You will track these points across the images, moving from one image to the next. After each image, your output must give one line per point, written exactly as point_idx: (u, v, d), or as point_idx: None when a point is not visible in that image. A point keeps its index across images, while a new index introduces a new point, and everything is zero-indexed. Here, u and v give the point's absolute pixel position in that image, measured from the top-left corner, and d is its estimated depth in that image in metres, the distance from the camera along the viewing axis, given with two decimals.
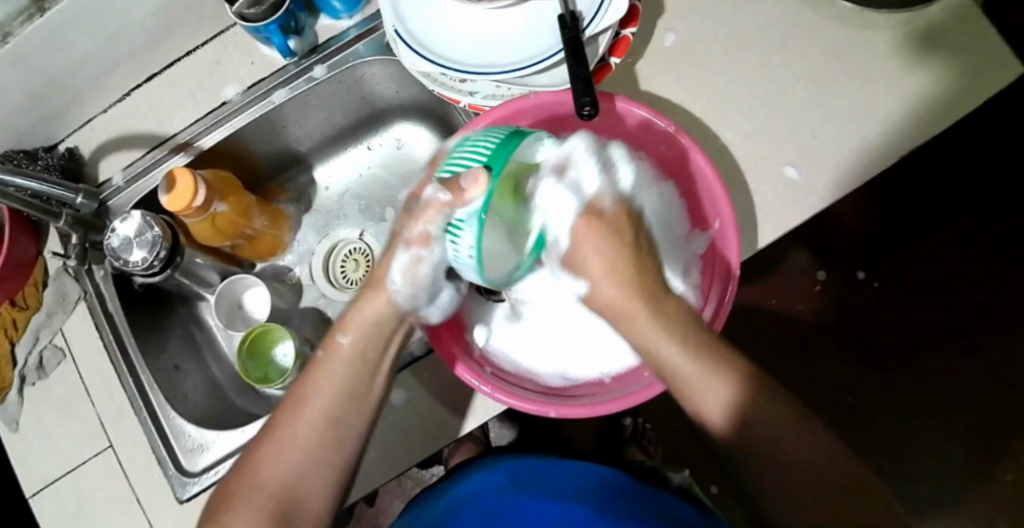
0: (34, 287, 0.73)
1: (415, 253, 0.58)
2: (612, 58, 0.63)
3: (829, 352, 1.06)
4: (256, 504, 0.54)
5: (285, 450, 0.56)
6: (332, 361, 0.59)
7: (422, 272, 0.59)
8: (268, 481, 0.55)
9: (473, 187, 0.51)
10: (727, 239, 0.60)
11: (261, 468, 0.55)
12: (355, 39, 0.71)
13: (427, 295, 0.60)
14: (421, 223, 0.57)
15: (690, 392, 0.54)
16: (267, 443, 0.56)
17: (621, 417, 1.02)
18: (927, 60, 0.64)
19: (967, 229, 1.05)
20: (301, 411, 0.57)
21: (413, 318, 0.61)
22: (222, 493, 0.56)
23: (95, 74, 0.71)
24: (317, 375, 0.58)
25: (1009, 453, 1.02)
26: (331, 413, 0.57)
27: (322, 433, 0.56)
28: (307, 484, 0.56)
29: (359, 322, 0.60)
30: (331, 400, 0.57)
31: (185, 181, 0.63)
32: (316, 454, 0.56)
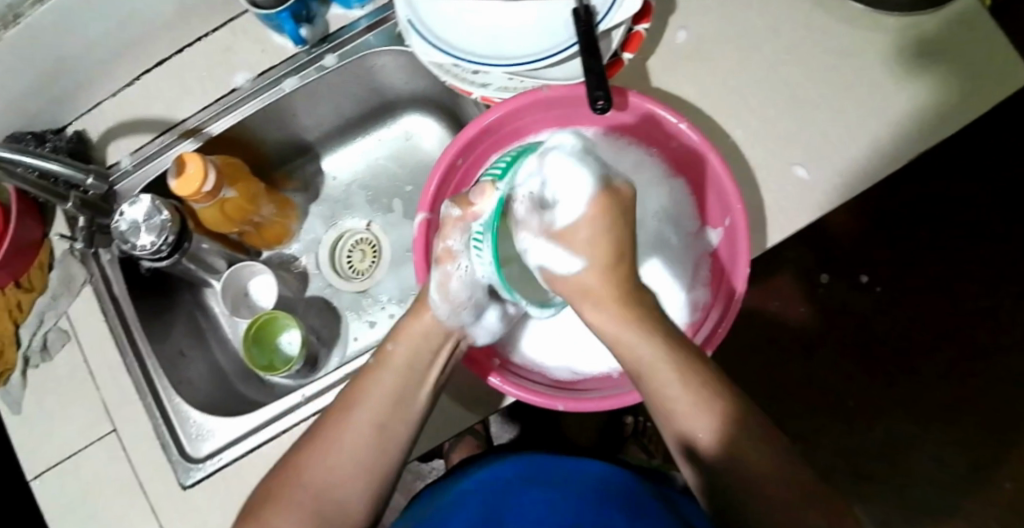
0: (39, 268, 0.73)
1: (444, 271, 0.60)
2: (624, 54, 0.63)
3: (831, 355, 1.07)
4: (301, 508, 0.53)
5: (330, 454, 0.55)
6: (382, 370, 0.59)
7: (454, 288, 0.60)
8: (313, 482, 0.54)
9: (480, 198, 0.58)
10: (737, 236, 0.60)
11: (304, 472, 0.55)
12: (366, 29, 0.71)
13: (470, 311, 0.61)
14: (442, 241, 0.60)
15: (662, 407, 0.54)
16: (312, 446, 0.56)
17: (622, 415, 1.04)
18: (938, 63, 0.64)
19: (969, 235, 1.05)
20: (349, 416, 0.57)
21: (460, 335, 0.61)
22: (263, 494, 0.55)
23: (105, 57, 0.71)
24: (368, 383, 0.59)
25: (1009, 460, 1.02)
26: (378, 422, 0.57)
27: (368, 441, 0.56)
28: (352, 488, 0.55)
29: (409, 334, 0.61)
30: (377, 408, 0.57)
31: (195, 165, 0.63)
32: (361, 461, 0.56)
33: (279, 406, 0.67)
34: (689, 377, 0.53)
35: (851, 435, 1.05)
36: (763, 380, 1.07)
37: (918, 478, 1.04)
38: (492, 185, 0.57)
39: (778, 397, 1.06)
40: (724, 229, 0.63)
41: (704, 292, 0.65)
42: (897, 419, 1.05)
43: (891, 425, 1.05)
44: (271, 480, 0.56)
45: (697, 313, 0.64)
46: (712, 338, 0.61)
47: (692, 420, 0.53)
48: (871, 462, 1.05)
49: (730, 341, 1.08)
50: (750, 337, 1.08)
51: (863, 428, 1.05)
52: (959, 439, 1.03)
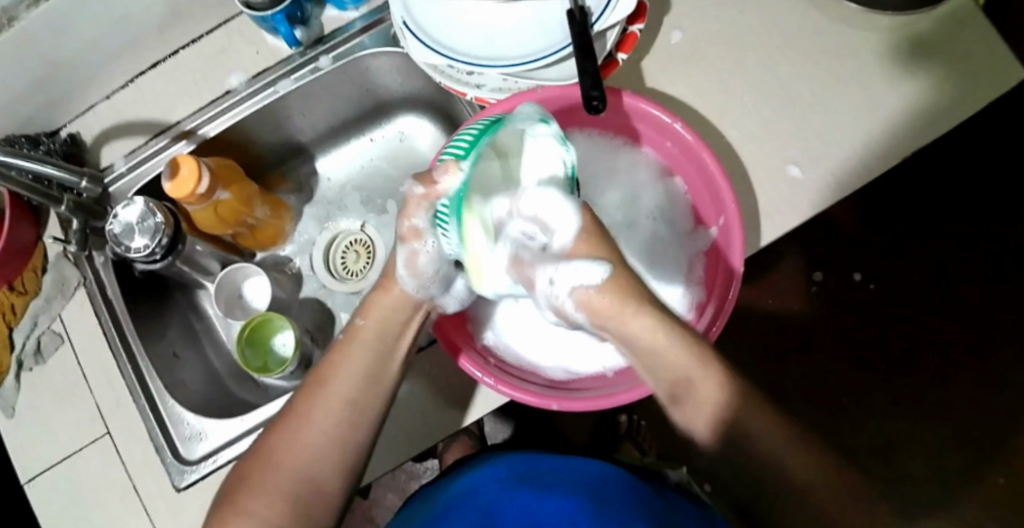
0: (33, 272, 0.72)
1: (411, 248, 0.60)
2: (619, 54, 0.63)
3: (825, 353, 1.07)
4: (275, 485, 0.55)
5: (302, 432, 0.56)
6: (352, 346, 0.60)
7: (423, 263, 0.60)
8: (286, 461, 0.55)
9: (444, 178, 0.56)
10: (732, 235, 0.60)
11: (278, 450, 0.56)
12: (361, 31, 0.71)
13: (437, 284, 0.61)
14: (406, 219, 0.60)
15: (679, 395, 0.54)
16: (287, 424, 0.57)
17: (616, 414, 1.03)
18: (930, 63, 0.65)
19: (962, 233, 1.06)
20: (319, 395, 0.57)
21: (430, 306, 0.62)
22: (241, 471, 0.57)
23: (99, 59, 0.71)
24: (338, 359, 0.59)
25: (1002, 457, 1.02)
26: (349, 398, 0.57)
27: (339, 418, 0.57)
28: (325, 466, 0.56)
29: (378, 309, 0.61)
30: (348, 384, 0.58)
31: (189, 167, 0.63)
32: (332, 437, 0.57)
33: (273, 408, 0.67)
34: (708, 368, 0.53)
35: (845, 433, 1.05)
36: (758, 378, 1.07)
37: (913, 475, 1.04)
38: (456, 164, 0.56)
39: (773, 395, 1.06)
40: (717, 228, 0.62)
41: (698, 291, 0.65)
42: (891, 416, 1.05)
43: (886, 423, 1.05)
44: (248, 460, 0.57)
45: (692, 311, 0.65)
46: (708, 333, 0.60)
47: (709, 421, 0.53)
48: (865, 460, 1.05)
49: (725, 340, 1.08)
50: (745, 336, 1.08)
51: (857, 426, 1.05)
52: (953, 437, 1.04)
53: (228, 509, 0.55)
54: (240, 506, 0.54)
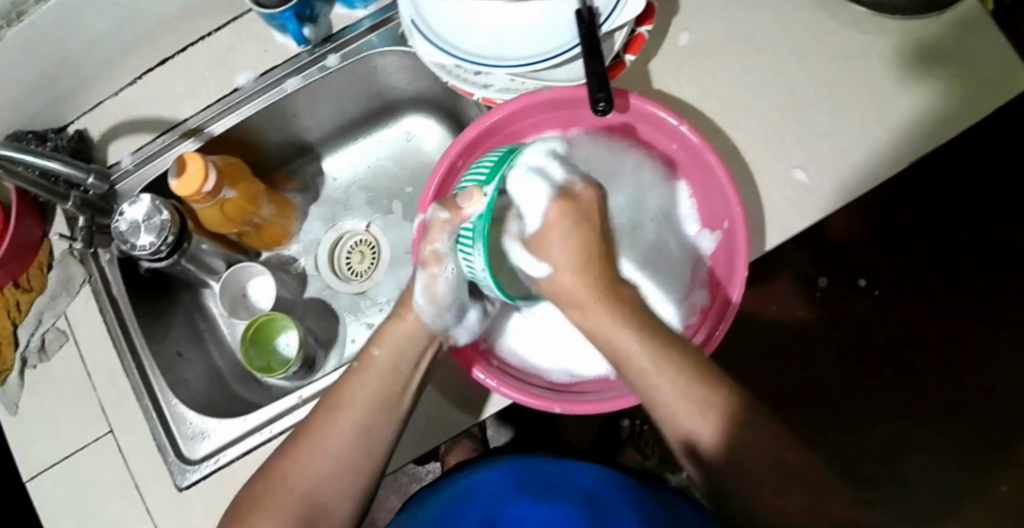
0: (39, 268, 0.73)
1: (430, 273, 0.60)
2: (627, 55, 0.63)
3: (830, 360, 1.06)
4: (282, 508, 0.54)
5: (315, 456, 0.56)
6: (366, 373, 0.60)
7: (441, 290, 0.61)
8: (296, 486, 0.55)
9: (469, 203, 0.55)
10: (737, 238, 0.59)
11: (289, 473, 0.55)
12: (369, 30, 0.71)
13: (454, 312, 0.61)
14: (428, 244, 0.59)
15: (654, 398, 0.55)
16: (297, 447, 0.56)
17: (619, 417, 1.04)
18: (939, 68, 0.64)
19: (971, 240, 1.05)
20: (333, 419, 0.57)
21: (442, 338, 0.62)
22: (248, 492, 0.56)
23: (107, 56, 0.71)
24: (351, 385, 0.59)
25: (1007, 466, 1.02)
26: (363, 424, 0.57)
27: (350, 444, 0.57)
28: (336, 489, 0.56)
29: (392, 337, 0.61)
30: (362, 412, 0.58)
31: (195, 165, 0.63)
32: (345, 461, 0.56)
33: (276, 407, 0.67)
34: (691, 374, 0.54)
35: (848, 440, 1.05)
36: (763, 384, 1.06)
37: (919, 483, 1.03)
38: (480, 190, 0.55)
39: (778, 401, 1.06)
40: (722, 232, 0.63)
41: (702, 296, 0.65)
42: (897, 424, 1.04)
43: (892, 430, 1.04)
44: (255, 482, 0.57)
45: (697, 315, 0.64)
46: (709, 340, 0.61)
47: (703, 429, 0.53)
48: (868, 468, 1.04)
49: (729, 345, 1.08)
50: (750, 341, 1.07)
51: (861, 433, 1.05)
52: (960, 445, 1.03)
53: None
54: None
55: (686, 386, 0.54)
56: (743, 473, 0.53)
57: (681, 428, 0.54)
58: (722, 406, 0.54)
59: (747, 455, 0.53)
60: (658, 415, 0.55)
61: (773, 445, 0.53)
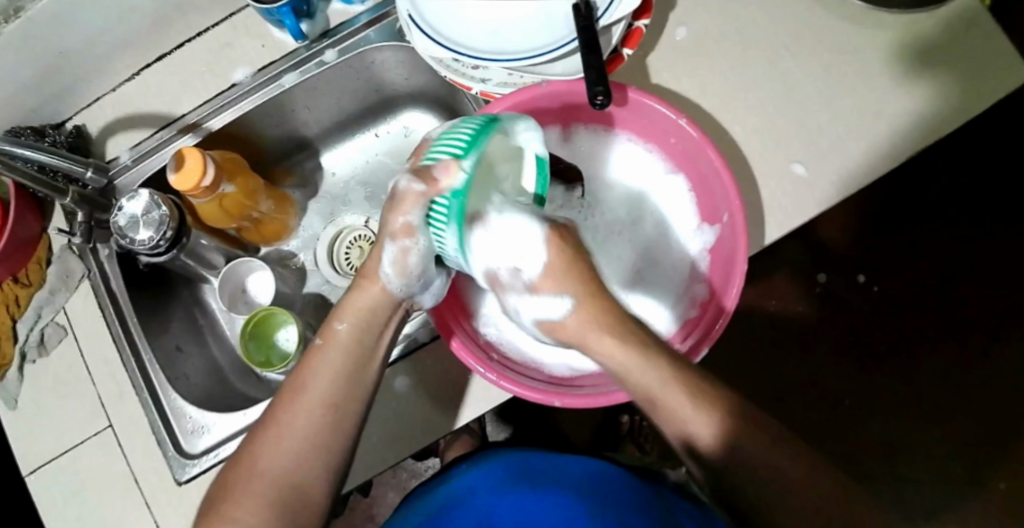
0: (37, 264, 0.72)
1: (401, 245, 0.59)
2: (624, 49, 0.63)
3: (828, 355, 1.06)
4: (255, 494, 0.53)
5: (284, 438, 0.54)
6: (327, 350, 0.57)
7: (412, 263, 0.59)
8: (268, 469, 0.53)
9: (446, 176, 0.55)
10: (736, 232, 0.59)
11: (260, 457, 0.54)
12: (367, 25, 0.71)
13: (419, 282, 0.59)
14: (399, 215, 0.58)
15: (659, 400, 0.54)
16: (266, 430, 0.55)
17: (619, 413, 1.03)
18: (936, 61, 0.65)
19: (968, 236, 1.05)
20: (298, 399, 0.55)
21: (407, 303, 0.60)
22: (222, 481, 0.54)
23: (105, 52, 0.71)
24: (312, 361, 0.57)
25: (1006, 462, 1.02)
26: (330, 401, 0.56)
27: (319, 421, 0.55)
28: (308, 469, 0.54)
29: (355, 308, 0.59)
30: (328, 387, 0.56)
31: (193, 160, 0.63)
32: (315, 440, 0.55)
33: None
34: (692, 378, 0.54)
35: (848, 435, 1.05)
36: (761, 380, 1.07)
37: (917, 477, 1.03)
38: (457, 163, 0.55)
39: (777, 397, 1.06)
40: (721, 225, 0.62)
41: (702, 288, 0.64)
42: (895, 419, 1.05)
43: (889, 425, 1.05)
44: (228, 469, 0.55)
45: (696, 307, 0.64)
46: (710, 333, 0.60)
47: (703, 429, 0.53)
48: (866, 462, 1.05)
49: (727, 341, 1.08)
50: (749, 337, 1.07)
51: (860, 428, 1.05)
52: (957, 440, 1.03)
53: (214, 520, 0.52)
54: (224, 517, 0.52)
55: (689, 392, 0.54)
56: (748, 470, 0.53)
57: (677, 430, 0.54)
58: (714, 407, 0.54)
59: (747, 448, 0.53)
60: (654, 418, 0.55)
61: (766, 439, 0.54)
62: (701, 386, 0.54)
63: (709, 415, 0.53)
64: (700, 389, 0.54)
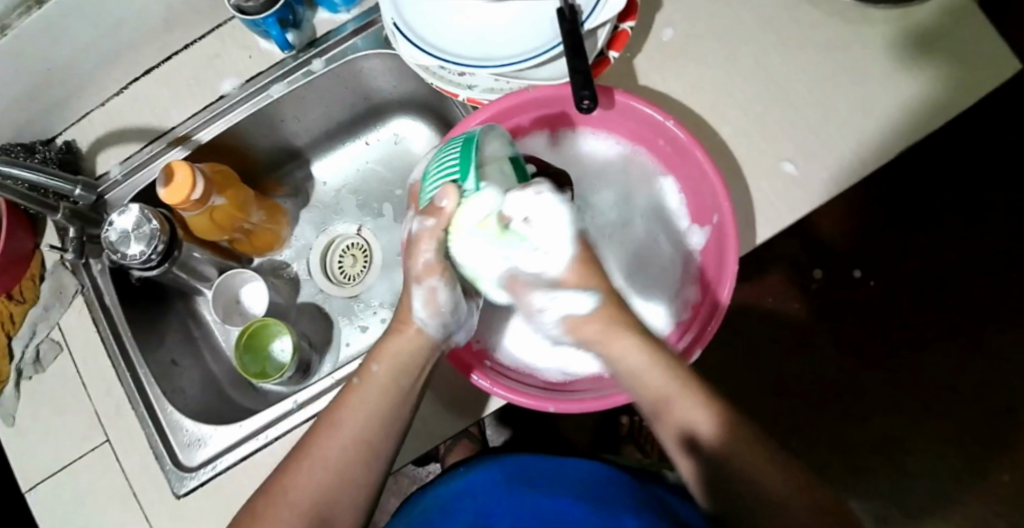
0: (31, 280, 0.73)
1: (428, 286, 0.58)
2: (611, 52, 0.63)
3: (827, 350, 1.06)
4: (282, 523, 0.53)
5: (314, 472, 0.55)
6: (366, 389, 0.58)
7: (442, 299, 0.59)
8: (296, 500, 0.54)
9: (449, 201, 0.53)
10: (726, 234, 0.59)
11: (289, 488, 0.54)
12: (353, 33, 0.71)
13: (456, 318, 0.60)
14: (420, 256, 0.57)
15: (657, 395, 0.55)
16: (298, 461, 0.56)
17: (617, 414, 1.03)
18: (924, 55, 0.64)
19: (965, 227, 1.05)
20: (331, 436, 0.56)
21: (443, 343, 0.60)
22: (249, 507, 0.55)
23: (93, 68, 0.71)
24: (350, 401, 0.57)
25: (1009, 453, 1.02)
26: (363, 440, 0.56)
27: (351, 459, 0.56)
28: (337, 506, 0.55)
29: (393, 352, 0.59)
30: (361, 426, 0.56)
31: (183, 174, 0.63)
32: (346, 476, 0.55)
33: (272, 413, 0.67)
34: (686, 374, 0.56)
35: (849, 430, 1.05)
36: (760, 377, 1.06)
37: (919, 471, 1.03)
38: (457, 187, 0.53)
39: (777, 394, 1.06)
40: (711, 227, 0.62)
41: (693, 291, 0.64)
42: (896, 413, 1.04)
43: (890, 419, 1.04)
44: (257, 496, 0.56)
45: (687, 311, 0.64)
46: (700, 337, 0.60)
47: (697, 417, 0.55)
48: (868, 458, 1.04)
49: (726, 339, 1.07)
50: (747, 334, 1.07)
51: (861, 423, 1.05)
52: (959, 433, 1.03)
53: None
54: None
55: (685, 386, 0.55)
56: (738, 460, 0.53)
57: (675, 424, 0.55)
58: (713, 403, 0.55)
59: (743, 444, 0.53)
60: (653, 412, 0.56)
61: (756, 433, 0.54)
62: (702, 385, 0.56)
63: (708, 409, 0.55)
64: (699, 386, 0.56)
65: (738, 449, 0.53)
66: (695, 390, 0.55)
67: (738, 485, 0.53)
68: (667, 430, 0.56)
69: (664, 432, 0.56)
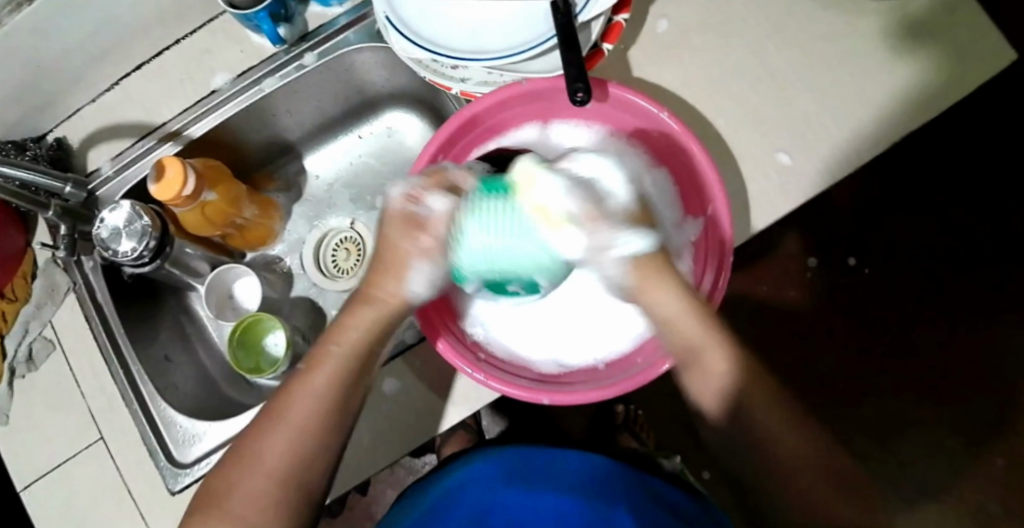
0: (23, 278, 0.72)
1: (427, 255, 0.58)
2: (605, 44, 0.63)
3: (821, 340, 1.07)
4: (254, 492, 0.53)
5: (285, 436, 0.54)
6: (337, 354, 0.57)
7: (437, 274, 0.59)
8: (268, 468, 0.53)
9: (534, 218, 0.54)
10: (721, 222, 0.60)
11: (260, 455, 0.53)
12: (345, 27, 0.71)
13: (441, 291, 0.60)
14: (431, 226, 0.58)
15: (695, 357, 0.56)
16: (269, 426, 0.55)
17: (612, 405, 1.04)
18: (919, 45, 0.64)
19: (959, 216, 1.05)
20: (303, 401, 0.55)
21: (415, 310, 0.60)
22: (222, 476, 0.54)
23: (82, 63, 0.70)
24: (320, 365, 0.57)
25: (1001, 439, 1.03)
26: (332, 405, 0.56)
27: (320, 419, 0.55)
28: (307, 470, 0.54)
29: (364, 316, 0.59)
30: (332, 390, 0.56)
31: (174, 169, 0.63)
32: (317, 441, 0.55)
33: None
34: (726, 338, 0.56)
35: (843, 418, 1.05)
36: None
37: (912, 458, 1.04)
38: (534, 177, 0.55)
39: None
40: (705, 217, 0.62)
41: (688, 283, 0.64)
42: (889, 401, 1.05)
43: (884, 407, 1.05)
44: (230, 462, 0.54)
45: None
46: None
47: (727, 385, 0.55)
48: (861, 446, 1.05)
49: None
50: (742, 324, 1.07)
51: (854, 412, 1.05)
52: (951, 420, 1.04)
53: (210, 517, 0.52)
54: (222, 513, 0.52)
55: (726, 349, 0.55)
56: (761, 427, 0.54)
57: (709, 384, 0.56)
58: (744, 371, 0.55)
59: (778, 417, 0.54)
60: (690, 370, 0.56)
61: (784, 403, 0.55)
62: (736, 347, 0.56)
63: (743, 374, 0.55)
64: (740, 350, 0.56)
65: (764, 417, 0.54)
66: (731, 354, 0.55)
67: (759, 450, 0.54)
68: (699, 391, 0.57)
69: (698, 392, 0.57)
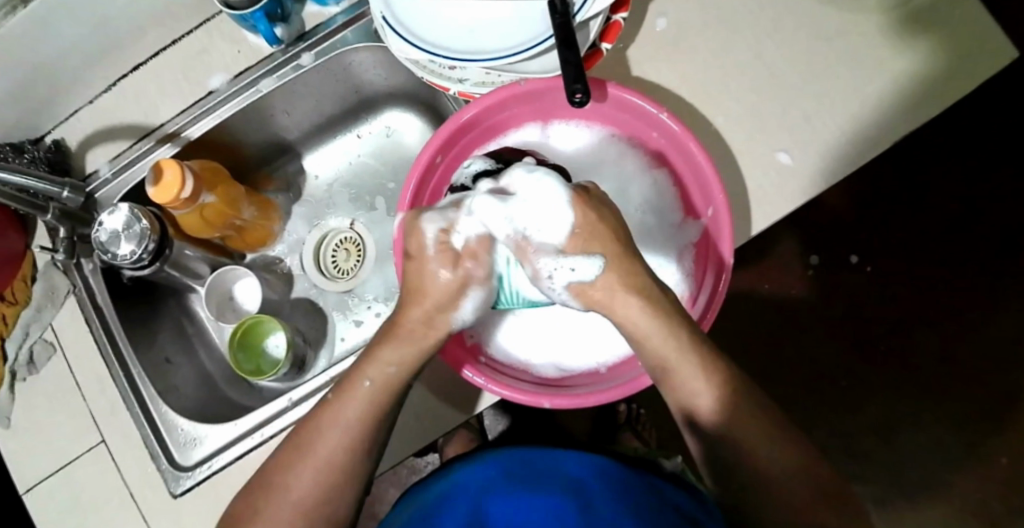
0: (23, 281, 0.72)
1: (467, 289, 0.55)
2: (602, 44, 0.62)
3: (822, 336, 1.06)
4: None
5: (304, 473, 0.54)
6: (360, 388, 0.55)
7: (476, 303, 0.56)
8: (290, 505, 0.53)
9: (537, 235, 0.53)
10: (719, 226, 0.59)
11: (280, 490, 0.53)
12: (343, 26, 0.70)
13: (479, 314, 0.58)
14: (457, 264, 0.54)
15: (673, 379, 0.55)
16: (289, 462, 0.54)
17: (613, 403, 1.04)
18: (920, 41, 0.63)
19: (961, 211, 1.05)
20: (323, 438, 0.54)
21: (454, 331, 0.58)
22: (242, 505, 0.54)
23: (78, 65, 0.70)
24: (342, 401, 0.55)
25: (1001, 435, 1.03)
26: (353, 443, 0.55)
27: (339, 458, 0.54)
28: (331, 506, 0.54)
29: (391, 351, 0.56)
30: (354, 430, 0.54)
31: (172, 172, 0.62)
32: (338, 479, 0.54)
33: (267, 411, 0.67)
34: (707, 356, 0.55)
35: (844, 415, 1.05)
36: (756, 363, 1.06)
37: (913, 455, 1.04)
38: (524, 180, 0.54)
39: (773, 380, 1.06)
40: (706, 218, 0.62)
41: (688, 283, 0.64)
42: (891, 398, 1.05)
43: (885, 404, 1.05)
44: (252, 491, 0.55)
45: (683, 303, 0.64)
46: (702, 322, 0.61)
47: (706, 404, 0.54)
48: (862, 443, 1.05)
49: (722, 326, 1.07)
50: (744, 322, 1.07)
51: (856, 409, 1.05)
52: (952, 416, 1.04)
53: None
54: None
55: (704, 370, 0.54)
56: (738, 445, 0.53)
57: (687, 399, 0.55)
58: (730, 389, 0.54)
59: (748, 425, 0.53)
60: (666, 386, 0.55)
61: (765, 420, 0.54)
62: (716, 362, 0.55)
63: (714, 386, 0.54)
64: (709, 356, 0.55)
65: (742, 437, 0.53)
66: (710, 373, 0.54)
67: (736, 466, 0.54)
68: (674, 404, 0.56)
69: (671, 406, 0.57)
